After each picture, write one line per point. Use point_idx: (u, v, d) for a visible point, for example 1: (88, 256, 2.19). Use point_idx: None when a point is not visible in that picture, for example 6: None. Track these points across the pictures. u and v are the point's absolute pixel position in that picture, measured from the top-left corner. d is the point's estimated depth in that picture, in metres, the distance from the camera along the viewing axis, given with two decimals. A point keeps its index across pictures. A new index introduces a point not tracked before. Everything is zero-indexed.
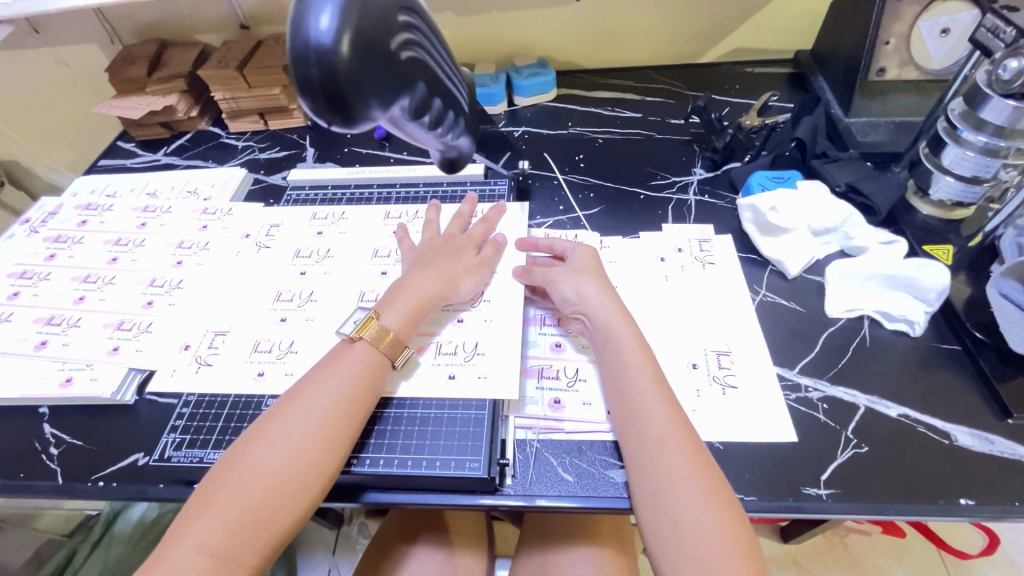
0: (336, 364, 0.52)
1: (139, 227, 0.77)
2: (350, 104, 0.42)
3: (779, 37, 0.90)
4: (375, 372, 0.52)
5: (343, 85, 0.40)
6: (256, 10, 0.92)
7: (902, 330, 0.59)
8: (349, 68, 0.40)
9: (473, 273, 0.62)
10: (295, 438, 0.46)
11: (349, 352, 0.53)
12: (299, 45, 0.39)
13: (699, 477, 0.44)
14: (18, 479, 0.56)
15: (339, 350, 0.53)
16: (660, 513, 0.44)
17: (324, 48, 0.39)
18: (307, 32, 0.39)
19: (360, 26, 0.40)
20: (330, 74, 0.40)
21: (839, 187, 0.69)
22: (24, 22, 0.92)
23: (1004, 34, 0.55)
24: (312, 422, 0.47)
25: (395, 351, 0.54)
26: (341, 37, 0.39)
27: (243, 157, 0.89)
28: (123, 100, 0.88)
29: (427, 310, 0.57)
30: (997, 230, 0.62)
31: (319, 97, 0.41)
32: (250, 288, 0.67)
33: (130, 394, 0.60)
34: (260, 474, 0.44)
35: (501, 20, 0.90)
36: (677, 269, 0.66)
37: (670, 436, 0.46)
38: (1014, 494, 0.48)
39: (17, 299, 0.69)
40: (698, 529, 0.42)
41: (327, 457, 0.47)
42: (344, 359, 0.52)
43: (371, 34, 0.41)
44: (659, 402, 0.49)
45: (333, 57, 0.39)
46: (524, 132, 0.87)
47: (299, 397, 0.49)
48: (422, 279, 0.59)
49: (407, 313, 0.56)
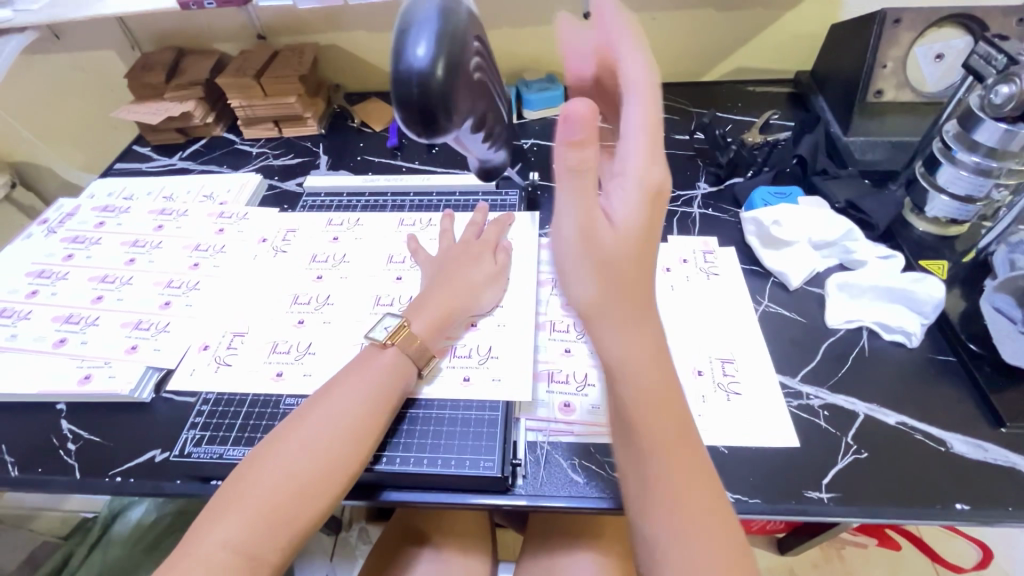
0: (363, 369, 0.53)
1: (156, 229, 0.79)
2: (438, 120, 0.45)
3: (780, 57, 0.94)
4: (400, 377, 0.54)
5: (435, 103, 0.44)
6: (273, 21, 0.94)
7: (899, 340, 0.61)
8: (441, 88, 0.44)
9: (493, 283, 0.64)
10: (324, 441, 0.48)
11: (378, 357, 0.54)
12: (401, 69, 0.43)
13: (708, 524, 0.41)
14: (36, 473, 0.57)
15: (368, 354, 0.55)
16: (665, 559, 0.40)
17: (424, 72, 0.43)
18: (407, 59, 0.43)
19: (452, 53, 0.44)
20: (427, 94, 0.43)
21: (838, 204, 0.72)
22: (47, 28, 0.94)
23: (996, 62, 0.59)
24: (341, 428, 0.49)
25: (422, 356, 0.56)
26: (437, 63, 0.43)
27: (258, 163, 0.91)
28: (142, 105, 0.90)
29: (453, 316, 0.59)
30: (990, 247, 0.64)
31: (415, 112, 0.44)
32: (267, 290, 0.68)
33: (148, 391, 0.61)
34: (285, 475, 0.45)
35: (511, 36, 0.93)
36: (683, 279, 0.68)
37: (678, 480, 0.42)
38: (1007, 500, 0.50)
39: (36, 297, 0.71)
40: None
41: (349, 464, 0.48)
42: (372, 363, 0.54)
43: (460, 60, 0.45)
44: (660, 442, 0.43)
45: (429, 78, 0.43)
46: (532, 144, 0.90)
47: (326, 400, 0.51)
48: (444, 289, 0.60)
49: (433, 320, 0.58)
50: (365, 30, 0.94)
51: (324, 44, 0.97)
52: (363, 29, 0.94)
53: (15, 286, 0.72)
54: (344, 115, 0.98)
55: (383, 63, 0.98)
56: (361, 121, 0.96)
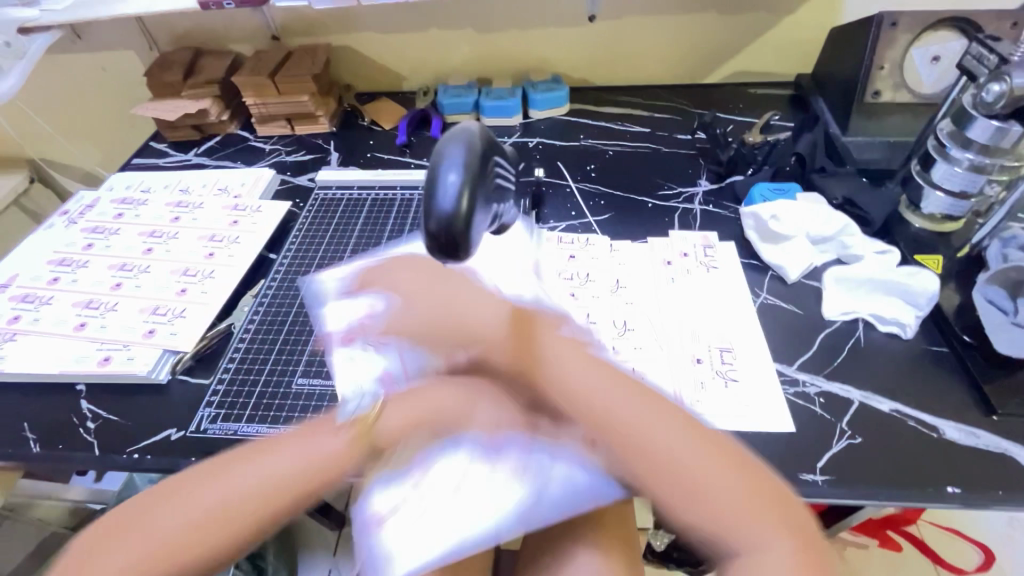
0: (310, 439, 0.43)
1: (172, 220, 0.81)
2: (462, 247, 0.41)
3: (782, 60, 0.96)
4: (331, 466, 0.43)
5: (461, 233, 0.40)
6: (288, 22, 0.97)
7: (894, 331, 0.63)
8: (466, 221, 0.41)
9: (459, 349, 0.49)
10: (237, 496, 0.40)
11: (323, 435, 0.44)
12: (430, 209, 0.41)
13: (678, 436, 0.40)
14: (57, 450, 0.59)
15: (313, 425, 0.45)
16: (660, 487, 0.39)
17: (449, 210, 0.40)
18: (434, 197, 0.41)
19: (477, 187, 0.42)
20: (453, 228, 0.40)
21: (835, 200, 0.74)
22: (69, 28, 0.98)
23: (988, 62, 0.61)
24: (249, 486, 0.41)
25: (367, 452, 0.44)
26: (463, 198, 0.40)
27: (271, 159, 0.94)
28: (161, 103, 0.93)
29: (437, 420, 0.47)
30: (983, 241, 0.66)
31: (438, 245, 0.41)
32: (280, 281, 0.72)
33: (164, 373, 0.63)
34: (220, 504, 0.40)
35: (518, 37, 0.96)
36: (683, 272, 0.70)
37: (627, 413, 0.42)
38: (998, 484, 0.51)
39: (57, 284, 0.73)
40: (680, 457, 0.39)
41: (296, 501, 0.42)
42: (313, 438, 0.43)
43: (483, 188, 0.43)
44: (599, 383, 0.44)
45: (455, 213, 0.40)
46: (538, 142, 0.92)
47: (283, 436, 0.44)
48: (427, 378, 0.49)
49: (410, 417, 0.47)
50: (376, 32, 0.97)
51: (337, 45, 1.00)
52: (375, 31, 0.97)
53: (37, 274, 0.75)
54: (355, 114, 1.01)
55: (393, 64, 1.01)
56: (371, 119, 0.98)
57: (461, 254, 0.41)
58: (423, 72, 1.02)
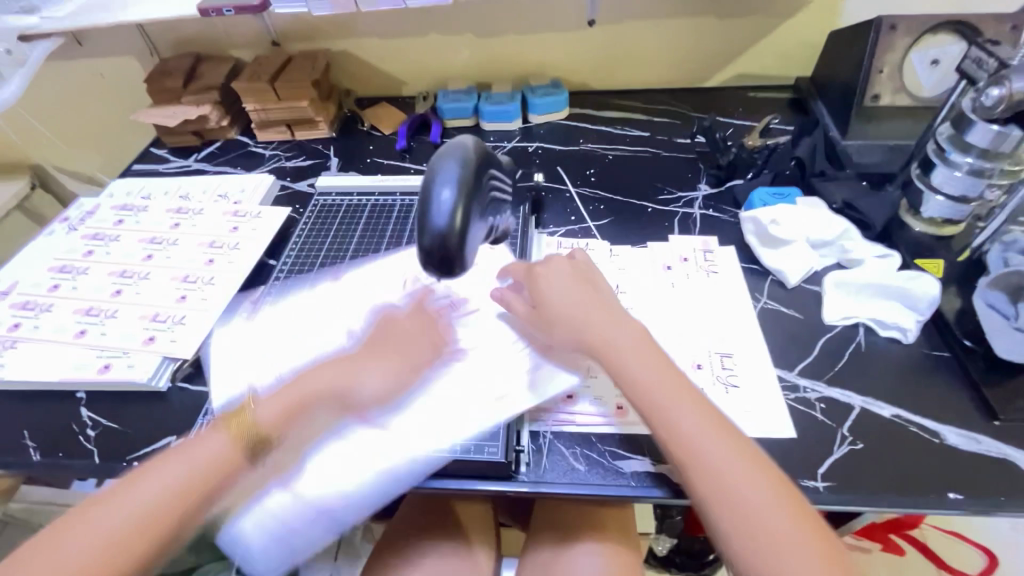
0: (191, 451, 0.47)
1: (172, 227, 0.81)
2: (455, 259, 0.44)
3: (781, 64, 0.96)
4: (224, 466, 0.47)
5: (454, 248, 0.43)
6: (287, 28, 0.97)
7: (895, 336, 0.63)
8: (459, 237, 0.44)
9: (382, 373, 0.54)
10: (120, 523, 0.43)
11: (207, 440, 0.48)
12: (425, 224, 0.44)
13: (745, 469, 0.45)
14: (57, 458, 0.59)
15: (200, 438, 0.48)
16: (739, 539, 0.43)
17: (444, 227, 0.43)
18: (430, 212, 0.43)
19: (469, 202, 0.44)
20: (446, 243, 0.43)
21: (835, 204, 0.74)
22: (70, 34, 0.98)
23: (988, 66, 0.61)
24: (140, 510, 0.44)
25: (253, 443, 0.49)
26: (456, 214, 0.43)
27: (270, 165, 0.94)
28: (161, 109, 0.94)
29: (311, 402, 0.52)
30: (983, 245, 0.66)
31: (434, 258, 0.44)
32: (278, 287, 0.71)
33: (164, 380, 0.63)
34: (106, 542, 0.43)
35: (517, 42, 0.96)
36: (683, 277, 0.70)
37: (719, 450, 0.45)
38: (1000, 490, 0.51)
39: (57, 291, 0.73)
40: (765, 515, 0.43)
41: (187, 509, 0.45)
42: (199, 448, 0.47)
43: (475, 203, 0.46)
44: (698, 425, 0.47)
45: (449, 228, 0.43)
46: (538, 147, 0.92)
47: (166, 454, 0.47)
48: (318, 374, 0.53)
49: (283, 405, 0.51)
50: (376, 37, 0.97)
51: (336, 51, 1.00)
52: (374, 36, 0.97)
53: (37, 281, 0.75)
54: (355, 119, 1.01)
55: (392, 69, 1.01)
56: (371, 124, 0.99)
57: (453, 267, 0.44)
58: (423, 77, 1.02)
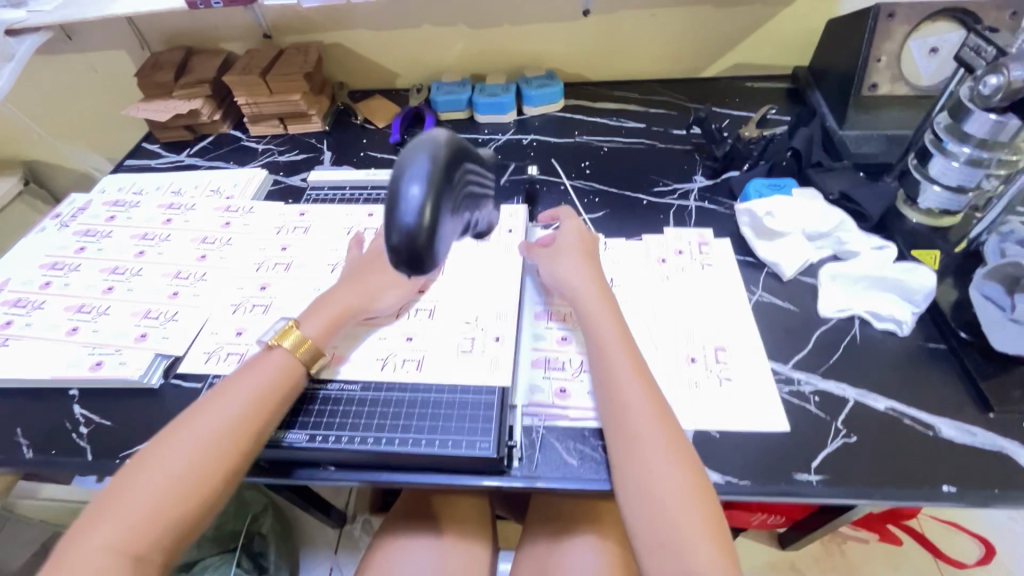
0: (255, 369, 0.54)
1: (164, 223, 0.81)
2: (424, 257, 0.43)
3: (779, 53, 0.95)
4: (289, 376, 0.55)
5: (422, 247, 0.42)
6: (278, 20, 0.96)
7: (890, 329, 0.62)
8: (428, 235, 0.42)
9: (396, 288, 0.64)
10: (182, 455, 0.47)
11: (268, 357, 0.56)
12: (393, 221, 0.42)
13: (667, 445, 0.48)
14: (50, 455, 0.59)
15: (257, 358, 0.56)
16: (640, 506, 0.46)
17: (411, 225, 0.42)
18: (398, 209, 0.42)
19: (440, 199, 0.43)
20: (414, 241, 0.42)
21: (833, 195, 0.73)
22: (59, 28, 0.97)
23: (986, 54, 0.60)
24: (200, 440, 0.48)
25: (312, 358, 0.57)
26: (424, 211, 0.42)
27: (262, 159, 0.93)
28: (152, 104, 0.93)
29: (349, 315, 0.61)
30: (980, 236, 0.66)
31: (401, 256, 0.42)
32: (271, 281, 0.71)
33: (156, 377, 0.63)
34: (166, 480, 0.46)
35: (511, 33, 0.95)
36: (677, 270, 0.70)
37: (641, 416, 0.50)
38: (995, 482, 0.51)
39: (49, 288, 0.73)
40: (667, 487, 0.46)
41: (266, 419, 0.52)
42: (258, 367, 0.55)
43: (446, 200, 0.44)
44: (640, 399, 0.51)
45: (417, 227, 0.42)
46: (533, 139, 0.92)
47: (208, 401, 0.51)
48: (343, 290, 0.63)
49: (327, 320, 0.60)
50: (369, 29, 0.96)
51: (328, 43, 0.99)
52: (367, 28, 0.95)
53: (29, 278, 0.75)
54: (348, 113, 1.00)
55: (386, 61, 1.00)
56: (364, 117, 0.98)
57: (421, 266, 0.43)
58: (417, 70, 1.01)
